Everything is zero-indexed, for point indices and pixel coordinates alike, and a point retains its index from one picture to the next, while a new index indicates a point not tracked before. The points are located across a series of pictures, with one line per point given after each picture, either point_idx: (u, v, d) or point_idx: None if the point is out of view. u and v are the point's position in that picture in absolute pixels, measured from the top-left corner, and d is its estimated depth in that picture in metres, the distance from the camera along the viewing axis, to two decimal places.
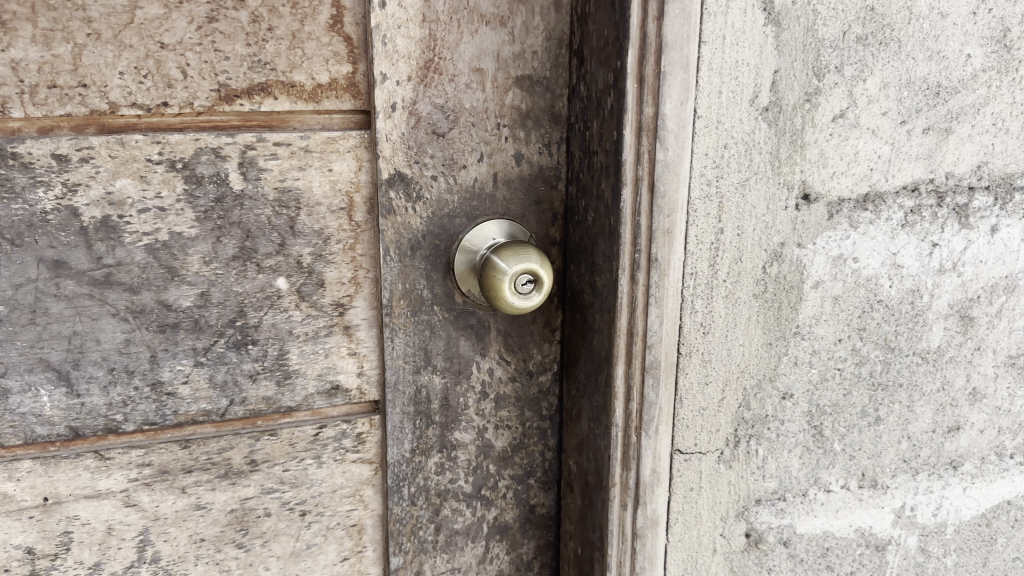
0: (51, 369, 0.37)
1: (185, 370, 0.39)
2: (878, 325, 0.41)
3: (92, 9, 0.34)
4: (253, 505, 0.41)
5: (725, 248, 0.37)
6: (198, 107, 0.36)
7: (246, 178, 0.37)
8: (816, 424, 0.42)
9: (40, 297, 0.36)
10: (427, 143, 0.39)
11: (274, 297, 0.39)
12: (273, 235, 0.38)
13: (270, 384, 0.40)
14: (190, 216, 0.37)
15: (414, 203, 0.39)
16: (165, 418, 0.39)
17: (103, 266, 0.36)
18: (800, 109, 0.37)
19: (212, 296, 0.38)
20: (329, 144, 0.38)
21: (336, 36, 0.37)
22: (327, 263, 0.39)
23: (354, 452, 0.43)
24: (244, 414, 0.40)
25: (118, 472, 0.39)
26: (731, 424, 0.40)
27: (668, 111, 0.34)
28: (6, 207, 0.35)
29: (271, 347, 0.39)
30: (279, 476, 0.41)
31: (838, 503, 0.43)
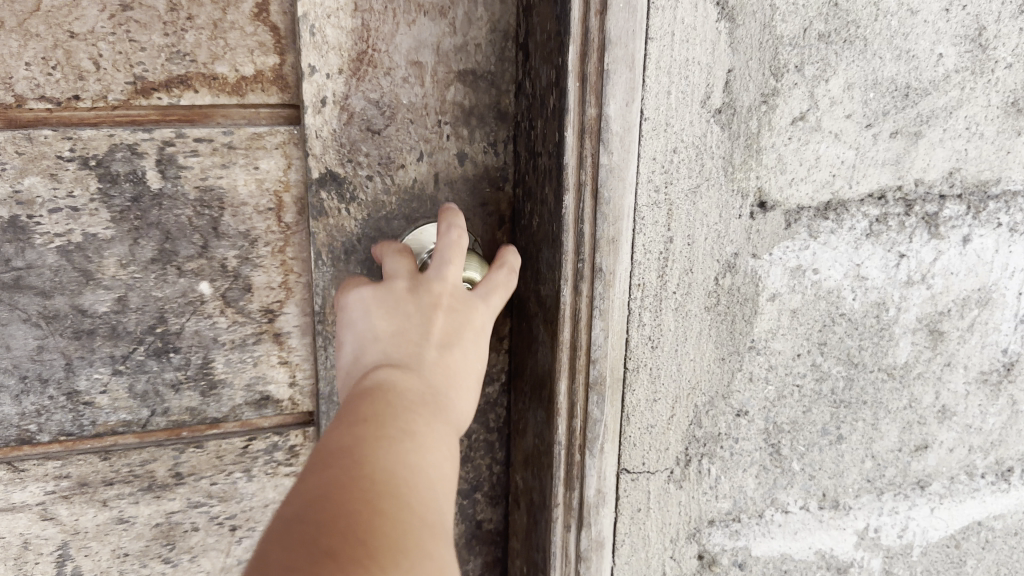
0: None
1: (103, 379, 0.37)
2: (840, 339, 0.39)
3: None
4: (180, 518, 0.40)
5: (674, 257, 0.35)
6: (113, 101, 0.34)
7: (165, 176, 0.35)
8: (773, 442, 0.39)
9: None
10: (361, 140, 0.36)
11: (198, 302, 0.37)
12: (195, 238, 0.36)
13: (194, 394, 0.38)
14: (105, 216, 0.35)
15: (347, 205, 0.37)
16: (83, 429, 0.37)
17: (12, 269, 0.34)
18: (756, 111, 0.34)
19: (130, 301, 0.36)
20: (255, 140, 0.36)
21: (261, 25, 0.35)
22: (254, 267, 0.37)
23: (287, 465, 0.41)
24: (167, 424, 0.38)
25: (34, 484, 0.37)
26: (681, 442, 0.38)
27: (612, 112, 0.32)
28: None
29: (195, 356, 0.38)
30: (207, 489, 0.40)
31: (796, 524, 0.41)
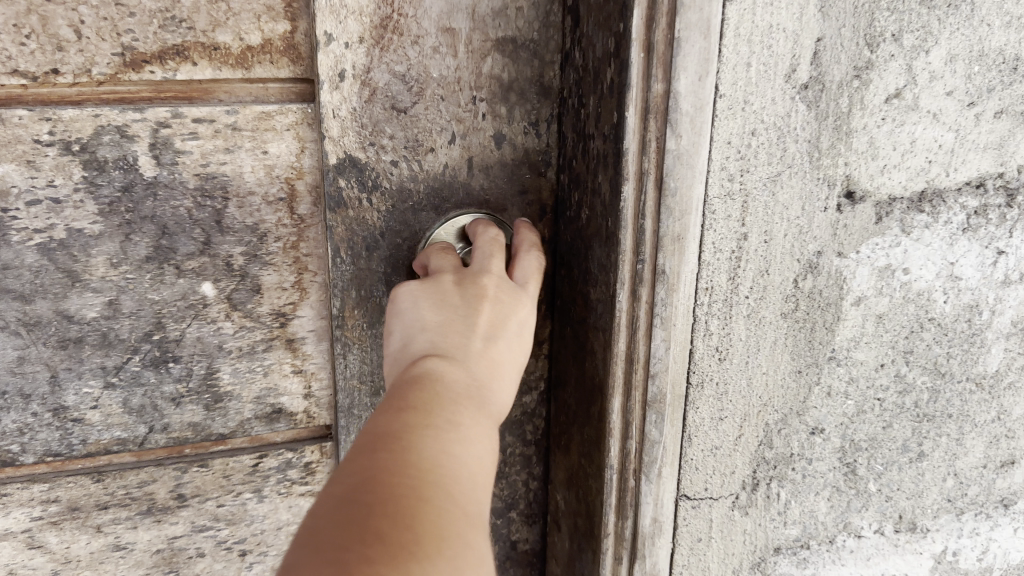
0: None
1: (93, 393, 0.36)
2: (927, 347, 0.36)
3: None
4: (183, 543, 0.41)
5: (748, 258, 0.32)
6: (98, 76, 0.32)
7: (160, 162, 0.34)
8: (846, 463, 0.37)
9: None
10: (385, 120, 0.35)
11: (200, 305, 0.36)
12: (195, 232, 0.35)
13: (198, 409, 0.38)
14: (92, 209, 0.34)
15: (370, 194, 0.36)
16: (72, 448, 0.37)
17: None
18: (847, 87, 0.30)
19: (122, 304, 0.35)
20: (263, 120, 0.35)
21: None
22: (263, 265, 0.37)
23: (302, 484, 0.42)
24: (168, 442, 0.39)
25: (20, 509, 0.38)
26: (749, 464, 0.36)
27: (682, 88, 0.29)
28: None
29: (197, 366, 0.37)
30: (213, 511, 0.41)
31: (870, 549, 0.39)
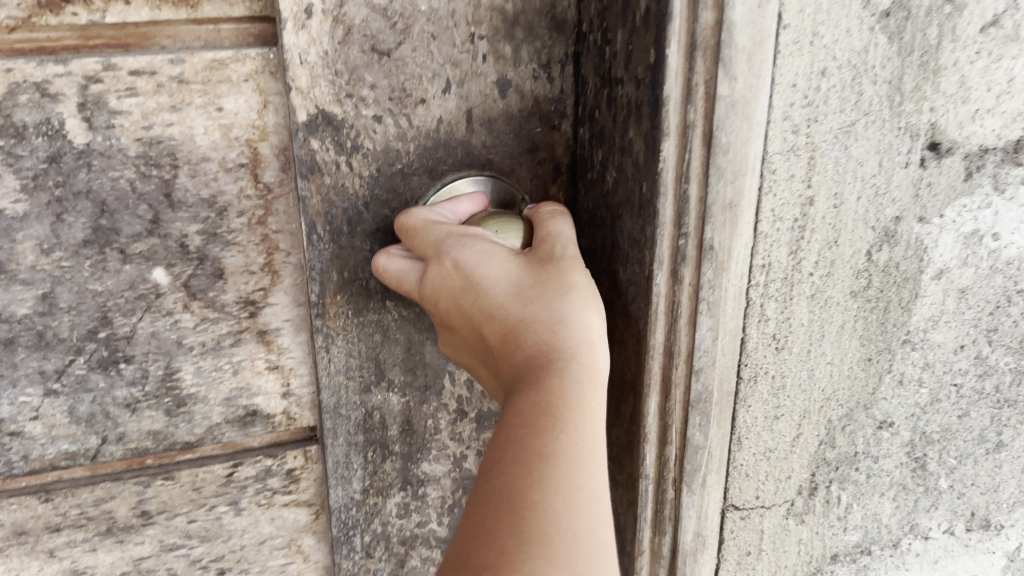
0: None
1: (34, 402, 0.39)
2: (1012, 322, 0.42)
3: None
4: (152, 563, 0.45)
5: (812, 228, 0.36)
6: (11, 22, 0.34)
7: (93, 124, 0.35)
8: (916, 457, 0.44)
9: None
10: (364, 66, 0.36)
11: (151, 295, 0.39)
12: (143, 208, 0.37)
13: (158, 416, 0.42)
14: (13, 183, 0.35)
15: (348, 157, 0.38)
16: (14, 466, 0.40)
17: None
18: (938, 14, 0.33)
19: (58, 296, 0.38)
20: (215, 70, 0.36)
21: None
22: (223, 245, 0.39)
23: (285, 493, 0.46)
24: (125, 454, 0.42)
25: None
26: (808, 466, 0.43)
27: (738, 19, 0.31)
28: None
29: (155, 366, 0.40)
30: (186, 528, 0.45)
31: (937, 553, 0.48)
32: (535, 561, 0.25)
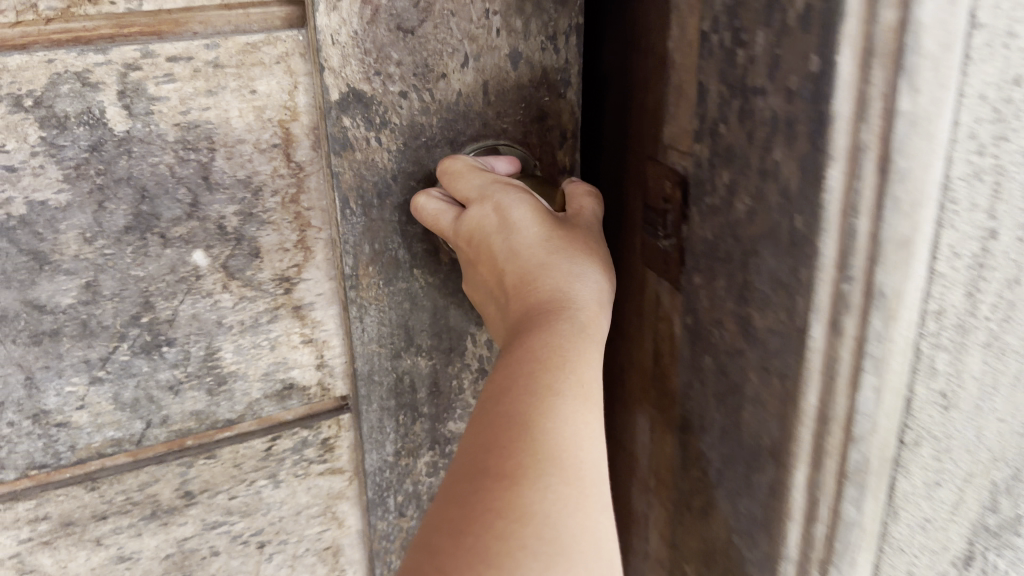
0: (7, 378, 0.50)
1: (80, 388, 0.53)
2: None
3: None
4: (198, 540, 0.60)
5: (991, 262, 0.37)
6: (110, 15, 0.46)
7: (159, 87, 0.48)
8: (975, 553, 0.45)
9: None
10: (390, 44, 0.50)
11: (194, 279, 0.53)
12: (181, 196, 0.51)
13: (201, 395, 0.56)
14: (91, 164, 0.48)
15: (378, 130, 0.52)
16: (81, 440, 0.54)
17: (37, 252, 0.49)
18: None
19: (100, 284, 0.51)
20: (254, 48, 0.50)
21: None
22: (257, 227, 0.54)
23: (320, 464, 0.62)
24: (167, 436, 0.56)
25: (57, 505, 0.55)
26: (978, 507, 0.43)
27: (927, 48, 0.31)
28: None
29: (196, 345, 0.55)
30: (226, 505, 0.60)
31: None
32: (551, 485, 0.34)
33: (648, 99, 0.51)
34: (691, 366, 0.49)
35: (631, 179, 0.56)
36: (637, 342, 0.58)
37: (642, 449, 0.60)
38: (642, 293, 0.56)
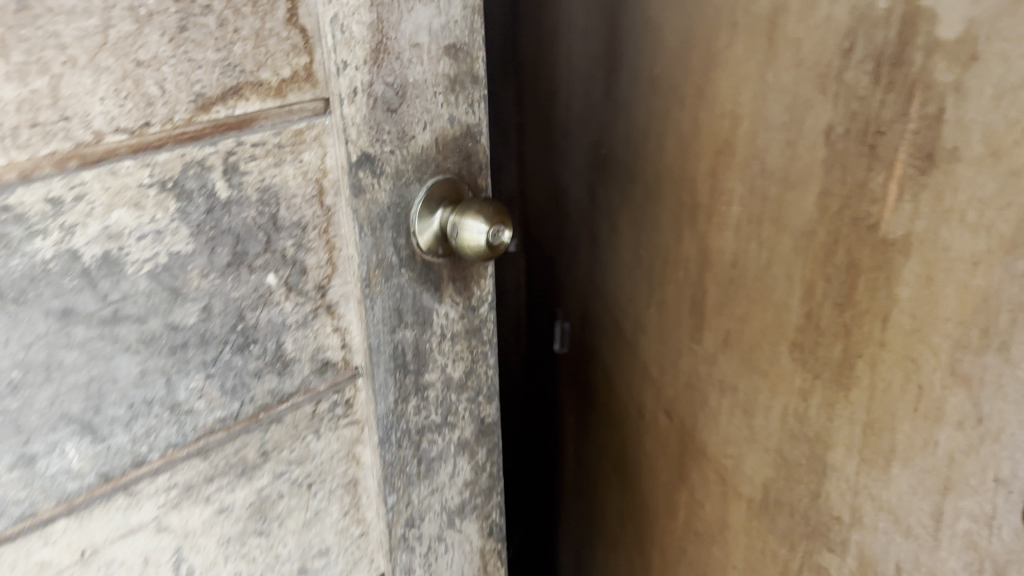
0: (75, 421, 0.45)
1: (197, 385, 0.50)
2: None
3: (65, 35, 0.40)
4: (278, 498, 0.57)
5: None
6: (177, 121, 0.45)
7: (230, 182, 0.48)
8: None
9: (51, 349, 0.43)
10: (285, 84, 0.49)
11: (267, 298, 0.52)
12: (260, 235, 0.51)
13: (281, 379, 0.55)
14: (184, 231, 0.47)
15: (377, 177, 0.55)
16: (185, 435, 0.50)
17: (109, 304, 0.45)
18: None
19: (212, 306, 0.49)
20: (297, 135, 0.51)
21: (293, 27, 0.49)
22: (311, 258, 0.54)
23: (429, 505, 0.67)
24: (253, 410, 0.54)
25: (148, 501, 0.50)
26: None
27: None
28: (6, 263, 0.41)
29: (270, 342, 0.53)
30: (298, 472, 0.58)
31: None
32: None
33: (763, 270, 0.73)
34: (920, 554, 0.62)
35: (827, 248, 0.64)
36: (751, 366, 0.77)
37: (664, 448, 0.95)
38: (819, 384, 0.68)
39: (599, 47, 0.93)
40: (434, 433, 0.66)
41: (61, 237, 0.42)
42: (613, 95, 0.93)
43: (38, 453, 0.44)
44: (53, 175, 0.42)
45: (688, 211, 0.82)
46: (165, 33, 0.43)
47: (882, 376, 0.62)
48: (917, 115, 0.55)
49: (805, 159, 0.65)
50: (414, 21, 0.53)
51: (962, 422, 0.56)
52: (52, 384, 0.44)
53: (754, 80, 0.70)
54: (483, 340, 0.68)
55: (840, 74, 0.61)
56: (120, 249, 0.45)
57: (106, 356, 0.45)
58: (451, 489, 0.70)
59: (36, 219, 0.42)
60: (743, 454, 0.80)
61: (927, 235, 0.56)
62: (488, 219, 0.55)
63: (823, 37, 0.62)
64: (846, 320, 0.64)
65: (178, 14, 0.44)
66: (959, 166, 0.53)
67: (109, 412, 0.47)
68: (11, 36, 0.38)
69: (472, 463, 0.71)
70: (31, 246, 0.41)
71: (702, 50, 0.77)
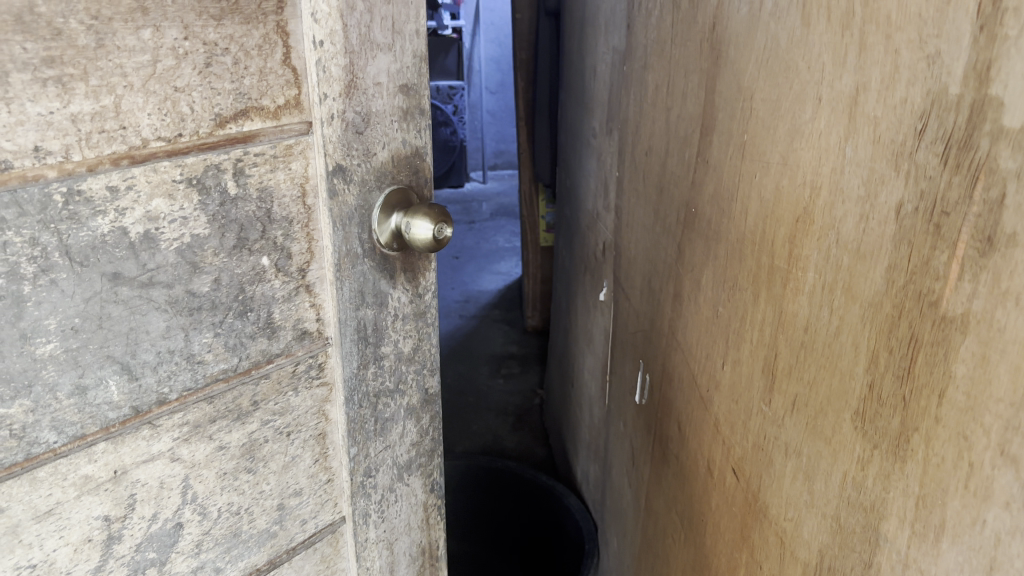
0: (117, 361, 0.69)
1: (207, 341, 0.76)
2: None
3: (127, 66, 0.63)
4: (258, 435, 0.84)
5: None
6: (202, 134, 0.69)
7: (239, 183, 0.73)
8: None
9: (104, 303, 0.67)
10: (281, 109, 0.74)
11: (262, 272, 0.78)
12: (259, 225, 0.76)
13: (264, 338, 0.81)
14: (204, 220, 0.72)
15: (348, 183, 0.79)
16: (198, 380, 0.76)
17: (148, 270, 0.69)
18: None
19: (221, 278, 0.75)
20: (288, 150, 0.76)
21: (288, 66, 0.73)
22: (294, 241, 0.79)
23: (352, 438, 0.92)
24: (248, 364, 0.80)
25: (166, 433, 0.75)
26: None
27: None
28: (78, 234, 0.64)
29: (263, 311, 0.79)
30: (273, 410, 0.84)
31: None
32: None
33: (841, 336, 0.81)
34: None
35: (892, 319, 0.72)
36: (816, 433, 0.88)
37: (752, 488, 1.07)
38: (877, 455, 0.75)
39: (733, 109, 1.09)
40: (389, 397, 0.94)
41: (115, 217, 0.65)
42: (754, 157, 1.02)
43: (89, 384, 0.68)
44: (112, 171, 0.64)
45: (771, 278, 0.99)
46: (195, 67, 0.67)
47: (935, 451, 0.66)
48: (980, 198, 0.60)
49: (876, 233, 0.74)
50: (375, 66, 0.78)
51: (1007, 502, 0.58)
52: (102, 331, 0.67)
53: (833, 150, 0.82)
54: (427, 323, 0.95)
55: (911, 154, 0.69)
56: (156, 229, 0.68)
57: (143, 312, 0.70)
58: (400, 446, 0.98)
59: (100, 202, 0.64)
60: (801, 518, 0.92)
61: (984, 316, 0.60)
62: (431, 219, 0.81)
63: (900, 118, 0.71)
64: (906, 394, 0.70)
65: (206, 54, 0.67)
66: (1017, 251, 0.57)
67: (143, 356, 0.71)
68: (91, 66, 0.61)
69: (417, 425, 0.99)
70: (94, 222, 0.64)
71: (789, 119, 0.93)
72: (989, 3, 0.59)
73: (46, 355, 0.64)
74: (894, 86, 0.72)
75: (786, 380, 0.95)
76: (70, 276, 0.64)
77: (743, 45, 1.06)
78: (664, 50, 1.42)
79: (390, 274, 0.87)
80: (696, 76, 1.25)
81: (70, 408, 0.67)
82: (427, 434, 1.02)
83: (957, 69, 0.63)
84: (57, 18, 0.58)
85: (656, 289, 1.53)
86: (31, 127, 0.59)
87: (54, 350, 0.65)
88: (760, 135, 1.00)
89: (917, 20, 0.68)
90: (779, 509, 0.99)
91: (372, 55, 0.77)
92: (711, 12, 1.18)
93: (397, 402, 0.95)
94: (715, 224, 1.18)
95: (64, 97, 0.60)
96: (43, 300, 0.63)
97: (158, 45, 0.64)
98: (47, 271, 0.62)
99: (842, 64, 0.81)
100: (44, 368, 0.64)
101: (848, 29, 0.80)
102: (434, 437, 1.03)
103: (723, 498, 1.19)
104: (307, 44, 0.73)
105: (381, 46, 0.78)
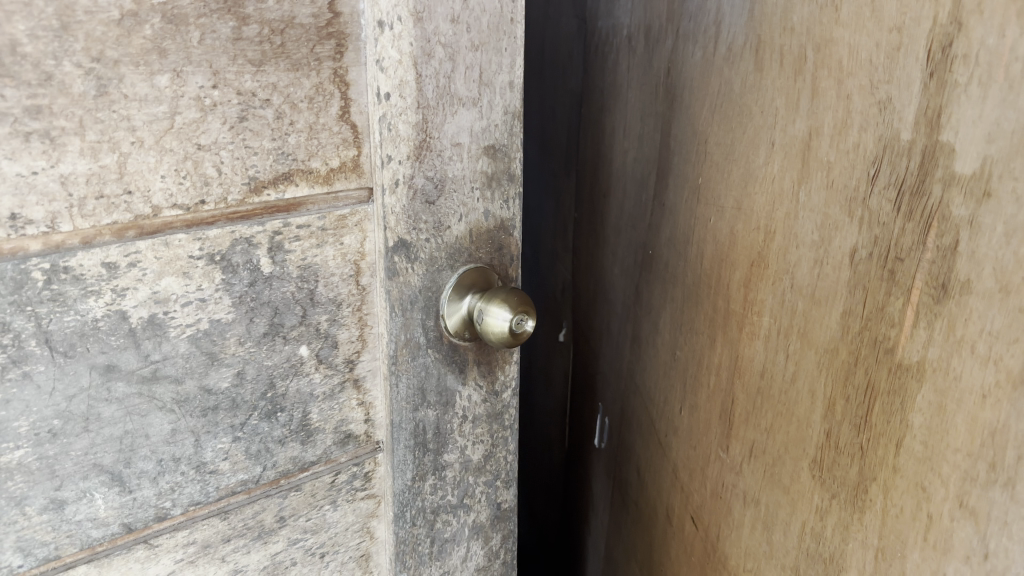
0: (105, 470, 0.62)
1: (224, 448, 0.69)
2: None
3: (135, 119, 0.56)
4: (282, 558, 0.77)
5: None
6: (229, 201, 0.63)
7: (274, 260, 0.67)
8: None
9: (93, 402, 0.60)
10: (334, 172, 0.68)
11: (300, 363, 0.71)
12: (298, 309, 0.70)
13: (296, 444, 0.74)
14: (227, 301, 0.65)
15: (412, 262, 0.74)
16: (209, 493, 0.69)
17: (153, 363, 0.62)
18: None
19: (246, 372, 0.68)
20: (340, 223, 0.70)
21: (344, 123, 0.67)
22: (339, 325, 0.73)
23: (368, 544, 0.84)
24: (274, 475, 0.73)
25: (167, 555, 0.68)
26: None
27: None
28: (62, 320, 0.57)
29: (300, 412, 0.73)
30: (303, 528, 0.78)
31: None
32: None
33: (797, 381, 0.75)
34: None
35: (848, 365, 0.66)
36: (773, 482, 0.82)
37: (709, 529, 1.01)
38: (836, 504, 0.69)
39: (687, 152, 1.02)
40: (450, 514, 0.87)
41: (112, 299, 0.59)
42: (708, 197, 0.96)
43: (68, 498, 0.61)
44: (112, 244, 0.58)
45: (725, 323, 0.93)
46: (226, 122, 0.61)
47: (893, 502, 0.60)
48: (933, 245, 0.55)
49: (830, 278, 0.69)
50: (456, 123, 0.72)
51: (968, 557, 0.53)
52: (88, 434, 0.60)
53: (787, 196, 0.76)
54: (503, 426, 0.89)
55: (864, 200, 0.64)
56: (164, 313, 0.62)
57: (143, 412, 0.63)
58: (463, 572, 0.92)
59: (92, 281, 0.57)
60: (759, 569, 0.86)
61: (940, 364, 0.55)
62: (511, 308, 0.74)
63: (852, 161, 0.65)
64: (863, 442, 0.64)
65: (240, 106, 0.61)
66: (971, 298, 0.52)
67: (139, 465, 0.64)
68: (90, 117, 0.54)
69: (486, 548, 0.93)
70: (84, 305, 0.58)
71: (744, 162, 0.86)
72: (938, 49, 0.55)
73: (13, 464, 0.57)
74: (846, 131, 0.67)
75: (742, 426, 0.89)
76: (49, 368, 0.57)
77: (698, 88, 0.99)
78: (622, 93, 1.36)
79: (460, 367, 0.81)
80: (653, 120, 1.19)
81: (41, 526, 0.60)
82: (496, 558, 0.95)
83: (908, 114, 0.58)
84: (48, 59, 0.51)
85: (614, 331, 1.47)
86: (8, 190, 0.52)
87: (23, 457, 0.58)
88: (714, 178, 0.94)
89: (868, 66, 0.63)
90: (737, 561, 0.92)
91: (451, 111, 0.71)
92: (665, 56, 1.12)
93: (460, 520, 0.89)
94: (671, 267, 1.11)
95: (53, 154, 0.53)
96: (13, 398, 0.56)
97: (177, 94, 0.57)
98: (20, 362, 0.56)
99: (794, 108, 0.75)
100: (10, 478, 0.57)
101: (800, 74, 0.74)
102: (506, 561, 0.96)
103: (683, 547, 1.13)
104: (370, 97, 0.67)
105: (463, 101, 0.72)
